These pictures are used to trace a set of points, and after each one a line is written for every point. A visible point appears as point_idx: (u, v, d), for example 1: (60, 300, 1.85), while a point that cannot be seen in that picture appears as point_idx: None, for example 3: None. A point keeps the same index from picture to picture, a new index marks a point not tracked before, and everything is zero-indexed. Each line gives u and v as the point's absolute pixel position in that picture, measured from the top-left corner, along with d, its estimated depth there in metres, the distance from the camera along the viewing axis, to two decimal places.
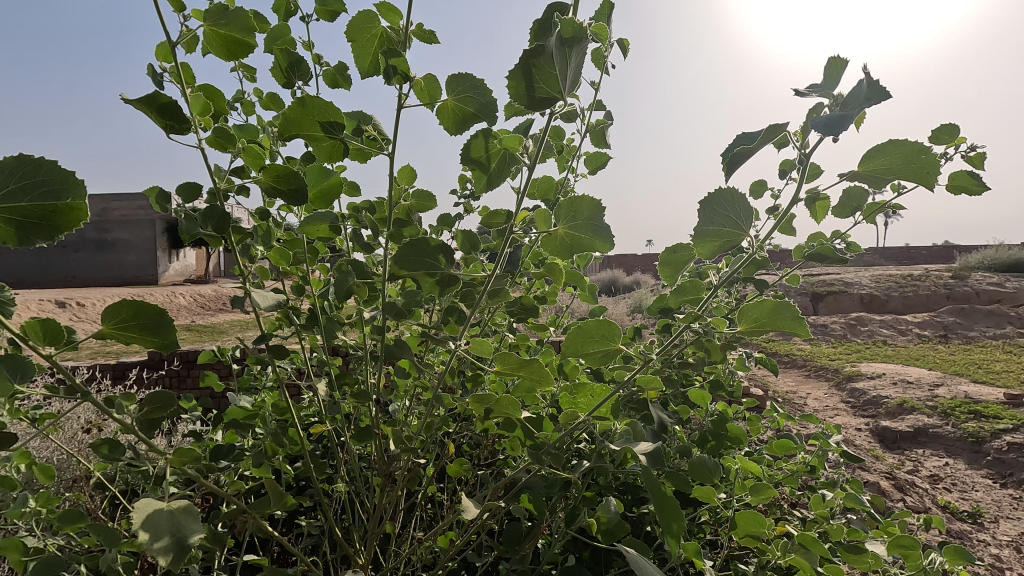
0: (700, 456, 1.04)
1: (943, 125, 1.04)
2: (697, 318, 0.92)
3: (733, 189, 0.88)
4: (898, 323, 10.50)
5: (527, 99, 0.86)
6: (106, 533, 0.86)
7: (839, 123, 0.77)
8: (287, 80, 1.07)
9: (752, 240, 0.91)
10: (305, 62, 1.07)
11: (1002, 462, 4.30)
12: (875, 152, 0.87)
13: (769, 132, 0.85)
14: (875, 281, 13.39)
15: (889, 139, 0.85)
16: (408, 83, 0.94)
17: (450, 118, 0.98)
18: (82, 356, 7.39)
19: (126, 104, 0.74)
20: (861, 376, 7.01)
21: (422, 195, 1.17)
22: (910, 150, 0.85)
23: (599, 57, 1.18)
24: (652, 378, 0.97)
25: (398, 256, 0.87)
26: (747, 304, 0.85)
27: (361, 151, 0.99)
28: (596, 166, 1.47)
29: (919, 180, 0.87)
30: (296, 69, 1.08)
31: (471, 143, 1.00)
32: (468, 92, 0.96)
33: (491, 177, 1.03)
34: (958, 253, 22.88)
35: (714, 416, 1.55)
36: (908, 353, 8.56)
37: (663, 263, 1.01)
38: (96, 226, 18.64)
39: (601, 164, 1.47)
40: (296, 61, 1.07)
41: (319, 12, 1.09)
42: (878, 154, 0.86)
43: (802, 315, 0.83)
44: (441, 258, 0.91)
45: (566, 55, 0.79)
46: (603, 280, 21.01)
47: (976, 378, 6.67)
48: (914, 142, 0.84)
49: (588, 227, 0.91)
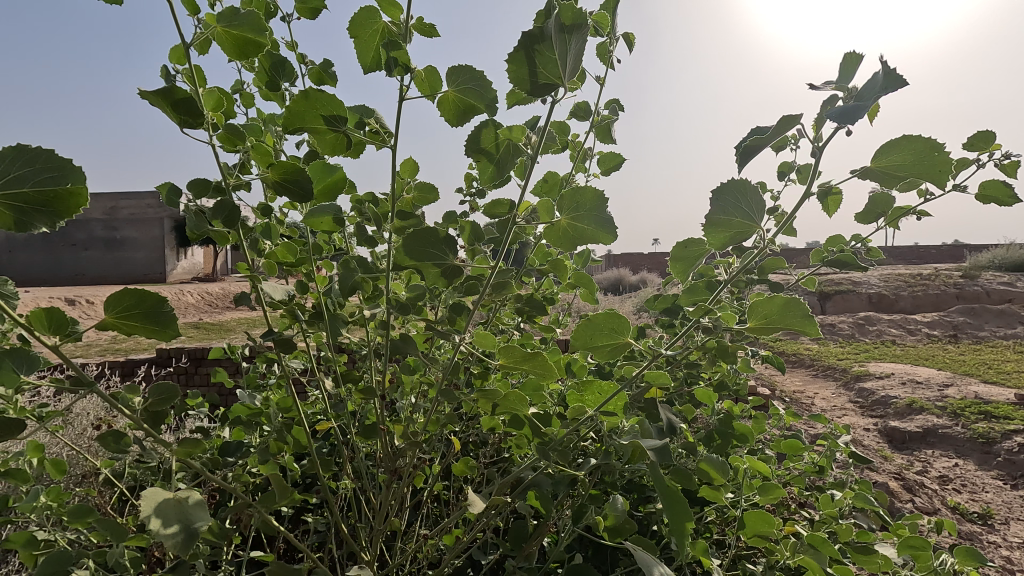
0: (708, 456, 1.02)
1: (979, 132, 1.03)
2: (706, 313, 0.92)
3: (745, 180, 0.87)
4: (907, 323, 10.41)
5: (529, 85, 0.85)
6: (112, 527, 0.86)
7: (852, 114, 0.76)
8: (272, 80, 1.05)
9: (763, 234, 0.90)
10: (289, 64, 1.05)
11: (1013, 463, 4.25)
12: (889, 148, 0.85)
13: (782, 124, 0.84)
14: (883, 281, 13.28)
15: (905, 135, 0.83)
16: (408, 75, 0.93)
17: (452, 111, 0.98)
18: (92, 353, 7.45)
19: (142, 98, 0.74)
20: (869, 376, 6.97)
21: (424, 187, 1.17)
22: (925, 147, 0.84)
23: (605, 51, 1.18)
24: (660, 374, 0.96)
25: (404, 246, 0.87)
26: (755, 301, 0.84)
27: (361, 147, 0.99)
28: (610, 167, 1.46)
29: (934, 179, 0.86)
30: (280, 70, 1.06)
31: (477, 134, 1.00)
32: (468, 84, 0.95)
33: (496, 167, 1.03)
34: (967, 253, 22.69)
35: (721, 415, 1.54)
36: (917, 353, 8.49)
37: (674, 259, 1.01)
38: (106, 224, 18.83)
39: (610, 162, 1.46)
40: (279, 62, 1.05)
41: (298, 11, 1.09)
42: (892, 149, 0.85)
43: (810, 313, 0.83)
44: (447, 249, 0.90)
45: (566, 42, 0.80)
46: (609, 279, 20.99)
47: (986, 378, 6.61)
48: (929, 138, 0.82)
49: (590, 218, 0.90)
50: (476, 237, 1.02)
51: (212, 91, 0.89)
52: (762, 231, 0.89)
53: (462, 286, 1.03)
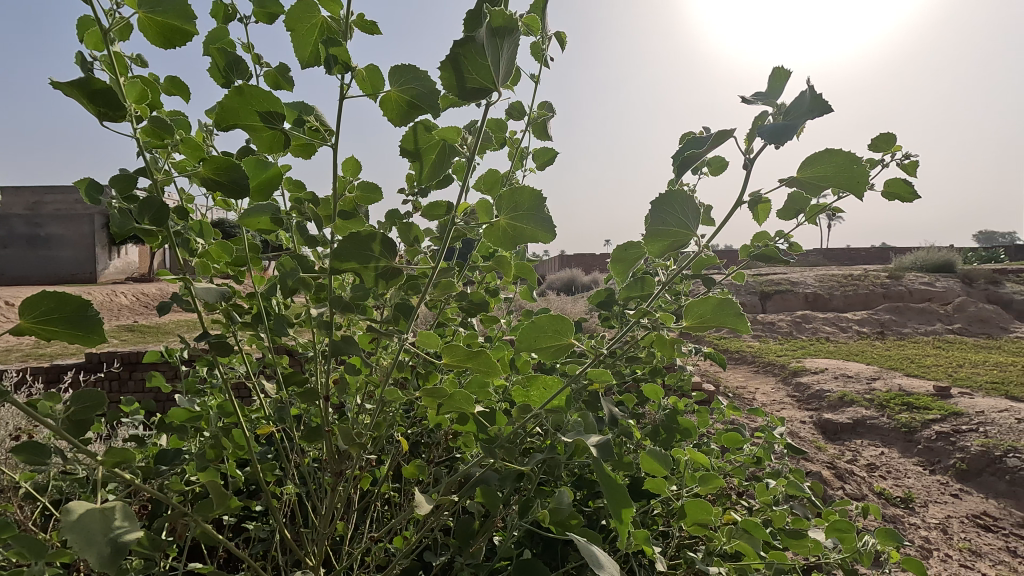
0: (650, 447, 1.06)
1: (881, 134, 1.10)
2: (646, 314, 0.95)
3: (682, 191, 0.90)
4: (839, 321, 11.03)
5: (457, 90, 0.86)
6: (29, 544, 0.81)
7: (782, 134, 0.81)
8: (225, 79, 1.02)
9: (699, 241, 0.94)
10: (245, 62, 1.02)
11: (931, 450, 4.58)
12: (811, 160, 0.91)
13: (717, 138, 0.88)
14: (819, 281, 14.01)
15: (827, 150, 0.89)
16: (350, 74, 0.92)
17: (394, 110, 0.97)
18: (13, 360, 6.93)
19: (54, 88, 0.70)
20: (805, 371, 7.35)
21: (368, 187, 1.16)
22: (842, 159, 0.89)
23: (538, 51, 1.19)
24: (603, 372, 0.98)
25: (338, 248, 0.85)
26: (692, 302, 0.88)
27: (302, 143, 0.97)
28: (545, 162, 1.48)
29: (849, 188, 0.92)
30: (235, 69, 1.03)
31: (406, 134, 1.01)
32: (410, 83, 0.95)
33: (432, 167, 1.03)
34: (892, 255, 24.30)
35: (665, 410, 1.59)
36: (848, 349, 9.01)
37: (614, 261, 1.03)
38: (28, 221, 17.59)
39: (548, 160, 1.48)
40: (234, 60, 1.01)
41: (256, 14, 1.06)
42: (815, 161, 0.90)
43: (742, 312, 0.87)
44: (382, 249, 0.89)
45: (500, 47, 0.80)
46: (562, 279, 21.26)
47: (908, 372, 7.10)
48: (846, 152, 0.88)
49: (530, 218, 0.91)
50: (408, 234, 1.04)
51: (135, 82, 0.85)
52: (696, 239, 0.92)
53: (405, 285, 1.03)
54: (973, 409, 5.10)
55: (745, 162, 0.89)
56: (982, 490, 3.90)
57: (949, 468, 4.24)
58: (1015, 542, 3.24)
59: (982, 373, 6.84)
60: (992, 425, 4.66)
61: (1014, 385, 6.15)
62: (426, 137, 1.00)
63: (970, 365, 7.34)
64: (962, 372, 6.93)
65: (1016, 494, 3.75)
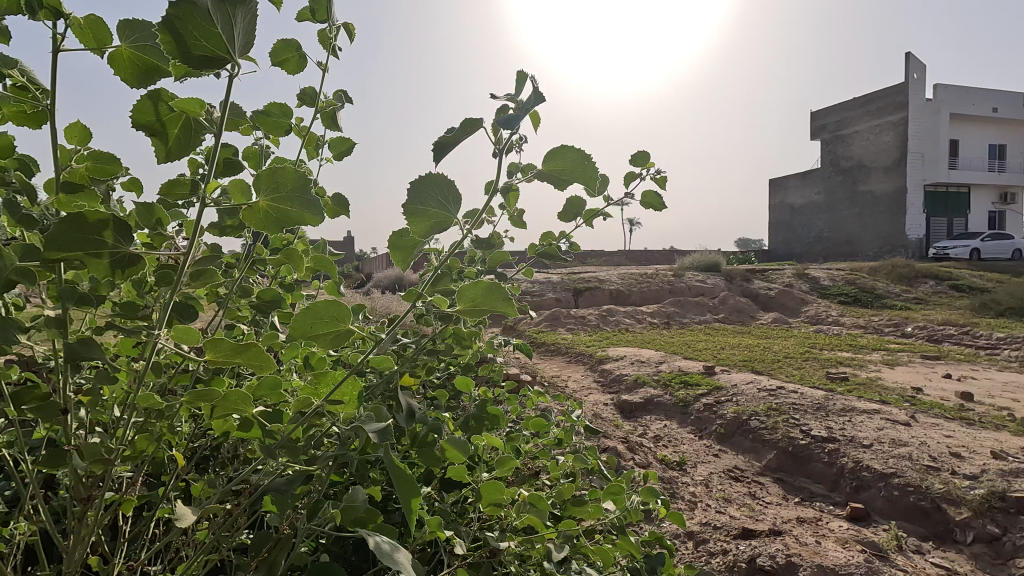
0: (452, 438, 1.13)
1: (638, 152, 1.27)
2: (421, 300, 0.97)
3: (438, 174, 0.95)
4: (636, 313, 12.58)
5: (182, 57, 0.75)
6: None
7: (514, 120, 0.89)
8: None
9: (461, 223, 0.99)
10: None
11: (700, 419, 5.47)
12: (551, 156, 1.02)
13: (466, 125, 0.93)
14: (621, 278, 15.81)
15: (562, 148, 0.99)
16: (63, 23, 0.80)
17: (127, 68, 0.85)
18: None
19: None
20: (609, 358, 8.24)
21: (102, 156, 0.99)
22: (577, 156, 1.02)
23: (326, 37, 1.16)
24: (385, 358, 0.99)
25: (47, 235, 0.70)
26: (463, 287, 0.92)
27: (12, 104, 0.83)
28: (342, 151, 1.45)
29: (585, 181, 1.05)
30: None
31: (140, 101, 0.86)
32: (146, 41, 0.85)
33: (172, 152, 0.88)
34: (676, 256, 28.48)
35: (477, 399, 1.68)
36: (643, 337, 10.33)
37: (393, 249, 1.02)
38: None
39: (346, 150, 1.45)
40: None
41: None
42: (556, 155, 1.02)
43: (507, 296, 0.94)
44: (109, 235, 0.75)
45: (228, 14, 0.74)
46: (390, 277, 20.85)
47: (686, 355, 8.40)
48: (578, 149, 1.01)
49: (297, 199, 0.82)
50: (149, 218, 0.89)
51: None
52: (457, 221, 0.97)
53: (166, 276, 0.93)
54: (729, 383, 6.18)
55: (495, 151, 0.95)
56: (734, 448, 4.81)
57: (712, 432, 5.13)
58: (754, 487, 4.09)
59: (737, 353, 8.38)
60: (742, 394, 5.70)
61: (758, 362, 7.65)
62: (159, 109, 0.86)
63: (729, 347, 8.93)
64: (724, 353, 8.42)
65: (755, 448, 4.67)
